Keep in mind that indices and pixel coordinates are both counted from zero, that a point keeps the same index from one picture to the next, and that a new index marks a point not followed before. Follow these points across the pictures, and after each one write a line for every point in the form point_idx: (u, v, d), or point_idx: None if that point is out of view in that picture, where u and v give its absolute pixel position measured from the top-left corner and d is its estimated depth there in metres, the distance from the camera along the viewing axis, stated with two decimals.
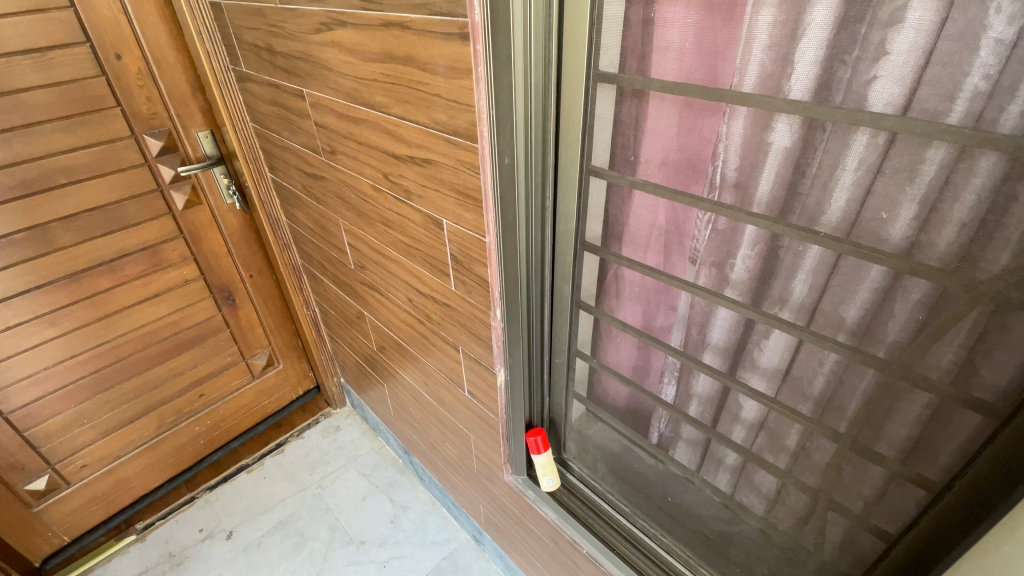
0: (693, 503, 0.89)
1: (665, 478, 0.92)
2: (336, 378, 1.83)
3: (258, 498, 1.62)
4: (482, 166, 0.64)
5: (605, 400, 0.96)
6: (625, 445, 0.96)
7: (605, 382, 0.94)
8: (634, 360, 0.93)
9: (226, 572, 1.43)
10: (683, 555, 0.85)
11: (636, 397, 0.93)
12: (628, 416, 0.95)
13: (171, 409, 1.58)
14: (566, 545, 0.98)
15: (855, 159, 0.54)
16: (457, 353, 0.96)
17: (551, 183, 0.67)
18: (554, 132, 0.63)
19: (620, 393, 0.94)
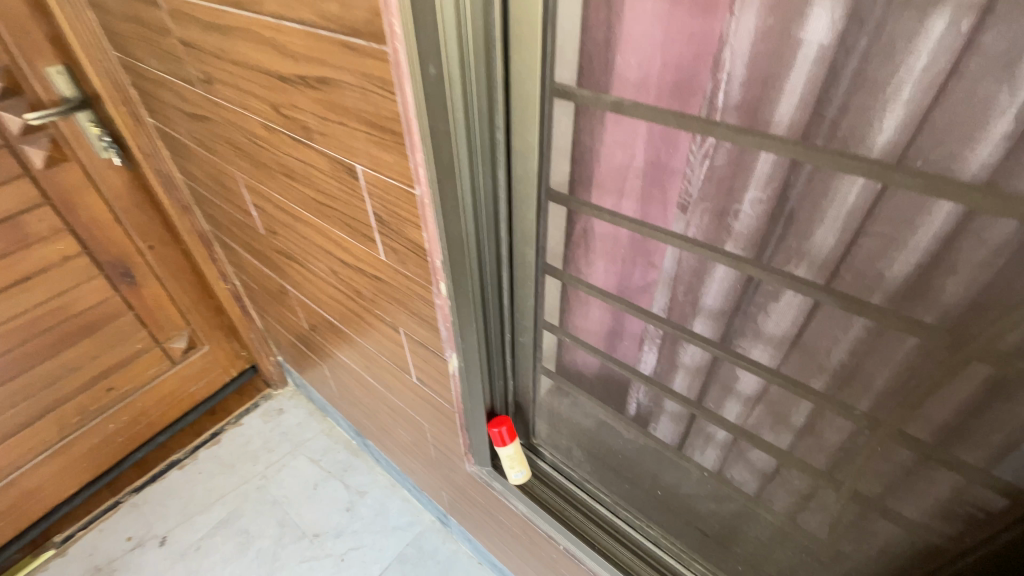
0: (682, 487, 0.77)
1: (647, 461, 0.79)
2: (273, 357, 1.62)
3: (193, 496, 1.42)
4: (398, 83, 0.44)
5: (574, 376, 0.80)
6: (600, 424, 0.82)
7: (574, 354, 0.78)
8: (608, 331, 0.75)
9: None
10: (674, 548, 0.76)
11: (610, 372, 0.77)
12: (597, 390, 0.80)
13: (74, 408, 1.34)
14: (542, 539, 0.86)
15: (927, 54, 0.37)
16: (399, 335, 0.78)
17: (502, 106, 0.47)
18: (503, 29, 0.43)
19: (589, 366, 0.79)
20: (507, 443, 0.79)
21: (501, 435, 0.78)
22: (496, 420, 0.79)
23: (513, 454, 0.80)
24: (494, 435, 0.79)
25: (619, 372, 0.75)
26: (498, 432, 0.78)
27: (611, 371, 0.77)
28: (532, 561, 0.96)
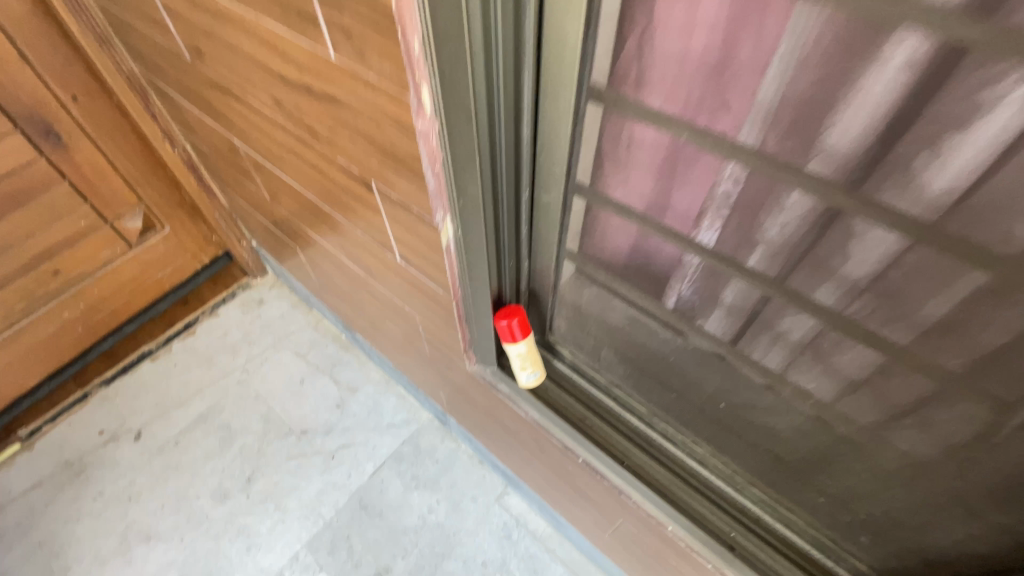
0: (741, 406, 0.59)
1: (694, 371, 0.61)
2: (246, 242, 1.43)
3: (169, 389, 1.31)
4: None
5: (601, 259, 0.59)
6: (633, 321, 0.63)
7: (608, 224, 0.55)
8: (652, 193, 0.49)
9: (140, 478, 1.16)
10: (722, 469, 0.62)
11: (649, 249, 0.54)
12: (631, 276, 0.59)
13: (17, 292, 1.17)
14: (556, 450, 0.72)
15: None
16: (371, 195, 0.58)
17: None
18: None
19: (621, 246, 0.56)
20: (519, 341, 0.62)
21: (510, 330, 0.61)
22: (505, 312, 0.61)
23: (525, 354, 0.63)
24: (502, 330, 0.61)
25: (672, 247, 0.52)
26: (507, 327, 0.61)
27: (649, 244, 0.54)
28: (543, 470, 0.84)
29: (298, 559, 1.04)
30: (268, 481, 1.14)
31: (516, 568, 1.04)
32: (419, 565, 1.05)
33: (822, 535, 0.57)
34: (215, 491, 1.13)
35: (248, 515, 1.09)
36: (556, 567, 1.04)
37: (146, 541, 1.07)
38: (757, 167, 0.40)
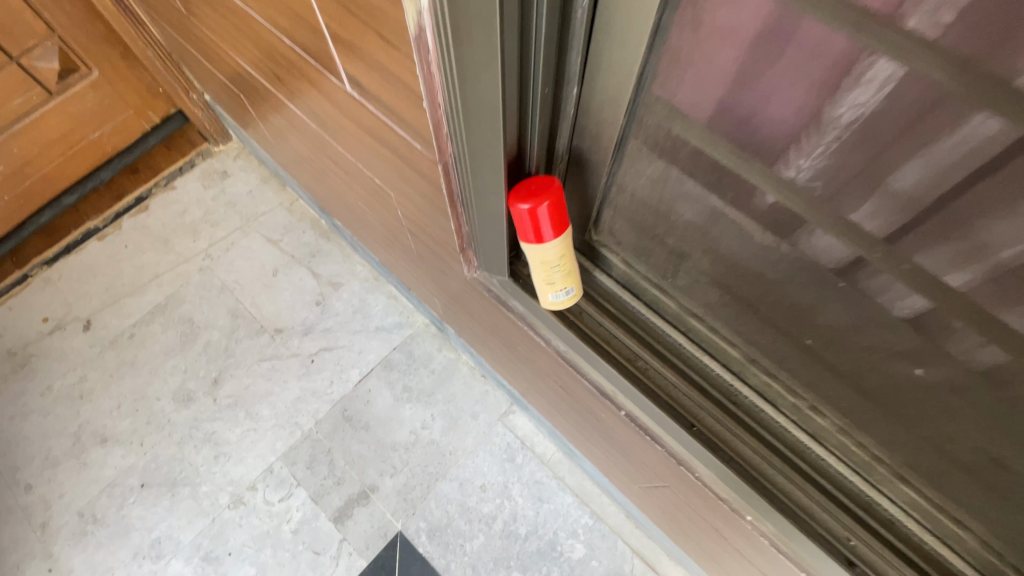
0: (896, 361, 0.35)
1: (822, 298, 0.36)
2: (198, 95, 1.13)
3: (121, 274, 1.12)
4: None
5: (683, 96, 0.32)
6: (721, 211, 0.37)
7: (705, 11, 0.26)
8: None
9: (92, 373, 1.01)
10: (858, 454, 0.39)
11: (769, 78, 0.27)
12: (734, 133, 0.31)
13: None
14: (588, 397, 0.52)
15: None
16: None
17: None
18: None
19: (720, 71, 0.29)
20: (549, 241, 0.38)
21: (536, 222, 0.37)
22: (528, 189, 0.37)
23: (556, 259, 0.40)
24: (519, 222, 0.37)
25: (820, 73, 0.25)
26: (530, 216, 0.37)
27: (764, 70, 0.27)
28: (560, 404, 0.65)
29: (273, 471, 0.91)
30: (237, 385, 0.99)
31: (518, 495, 0.90)
32: (409, 484, 0.91)
33: (1005, 566, 0.35)
34: (177, 392, 0.99)
35: (215, 422, 0.96)
36: (565, 496, 0.90)
37: (102, 444, 0.95)
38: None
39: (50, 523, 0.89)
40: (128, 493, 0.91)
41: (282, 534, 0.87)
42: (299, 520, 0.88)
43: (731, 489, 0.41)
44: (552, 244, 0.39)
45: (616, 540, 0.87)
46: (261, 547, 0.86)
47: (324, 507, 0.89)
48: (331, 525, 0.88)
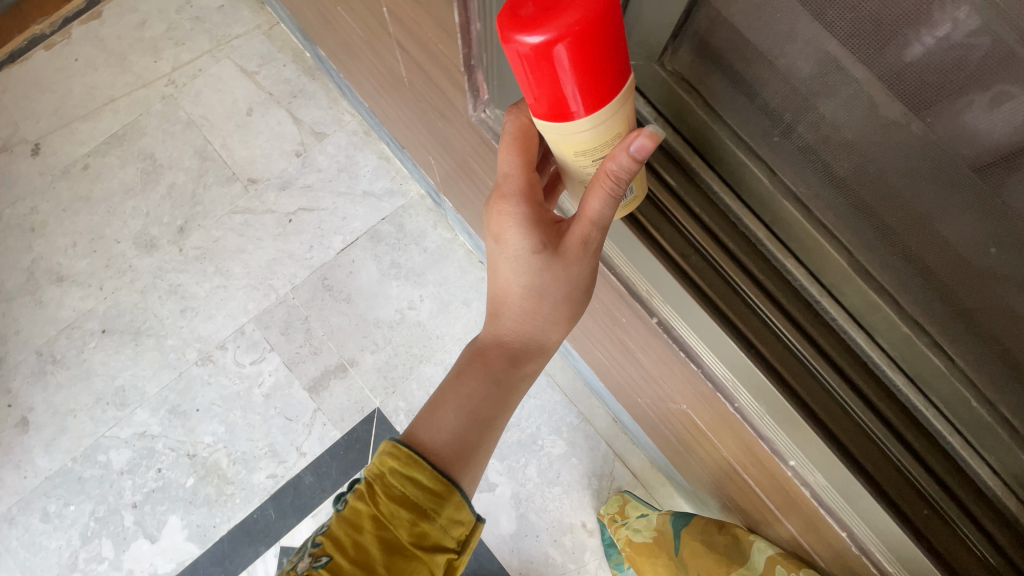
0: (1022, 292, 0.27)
1: (952, 200, 0.28)
2: None
3: (70, 92, 0.95)
4: None
5: None
6: (850, 58, 0.26)
7: None
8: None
9: (44, 205, 0.90)
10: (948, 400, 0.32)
11: None
12: None
13: None
14: (611, 295, 0.43)
15: None
16: None
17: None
18: None
19: None
20: (577, 100, 0.27)
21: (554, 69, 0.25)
22: (539, 5, 0.24)
23: (594, 127, 0.28)
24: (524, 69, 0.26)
25: None
26: (540, 59, 0.24)
27: None
28: None
29: (244, 333, 0.85)
30: (205, 237, 0.88)
31: None
32: (390, 363, 0.85)
33: None
34: (139, 237, 0.88)
35: (181, 273, 0.87)
36: (553, 393, 0.85)
37: (59, 283, 0.87)
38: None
39: (7, 358, 0.85)
40: (89, 338, 0.85)
41: (253, 397, 0.83)
42: (271, 386, 0.83)
43: (766, 411, 0.34)
44: (572, 111, 0.27)
45: (599, 441, 0.83)
46: (230, 406, 0.82)
47: (298, 375, 0.83)
48: (304, 394, 0.83)
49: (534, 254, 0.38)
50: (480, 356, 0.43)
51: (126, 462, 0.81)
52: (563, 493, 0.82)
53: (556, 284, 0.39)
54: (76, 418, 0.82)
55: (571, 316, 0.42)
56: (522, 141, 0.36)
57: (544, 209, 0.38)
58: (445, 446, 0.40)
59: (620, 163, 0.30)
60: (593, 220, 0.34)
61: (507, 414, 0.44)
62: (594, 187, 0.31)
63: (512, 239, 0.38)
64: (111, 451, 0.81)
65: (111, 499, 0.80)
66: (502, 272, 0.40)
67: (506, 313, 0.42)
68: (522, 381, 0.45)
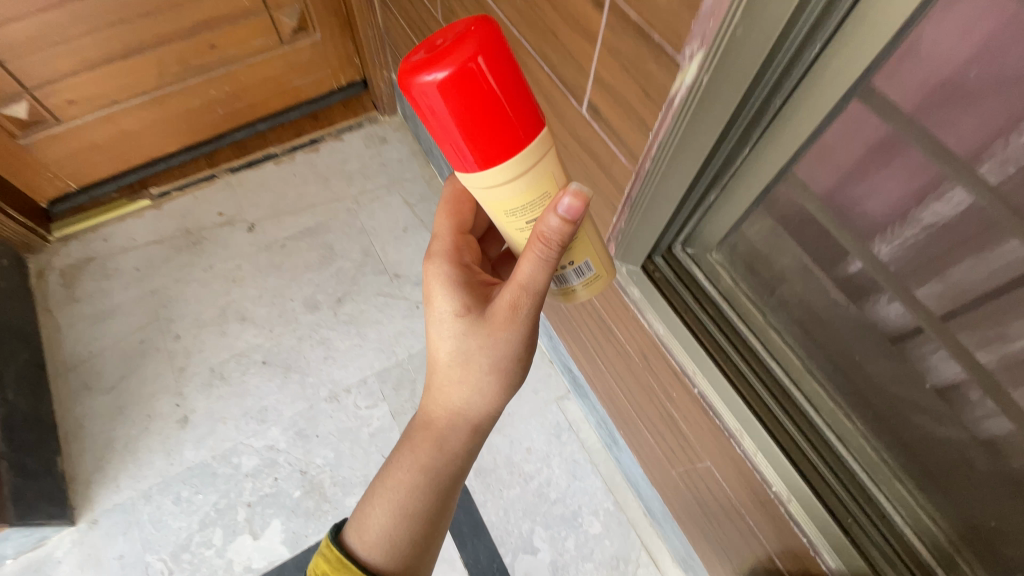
0: (899, 389, 0.53)
1: (857, 340, 0.56)
2: (387, 75, 1.35)
3: (285, 195, 1.36)
4: None
5: (817, 180, 0.51)
6: (812, 268, 0.57)
7: (839, 142, 0.47)
8: (934, 95, 0.40)
9: (246, 265, 1.25)
10: (867, 454, 0.53)
11: (875, 177, 0.48)
12: (844, 210, 0.52)
13: (174, 56, 1.19)
14: (669, 376, 0.69)
15: None
16: (597, 16, 0.50)
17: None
18: None
19: (844, 166, 0.49)
20: (499, 139, 0.40)
21: (465, 115, 0.38)
22: (432, 55, 0.37)
23: (524, 165, 0.41)
24: (445, 122, 0.39)
25: (917, 182, 0.46)
26: (437, 85, 0.37)
27: (878, 167, 0.47)
28: (632, 385, 0.81)
29: (366, 383, 1.10)
30: (354, 308, 1.19)
31: (556, 466, 1.05)
32: None
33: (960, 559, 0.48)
34: (307, 300, 1.20)
35: (331, 330, 1.16)
36: (595, 479, 1.04)
37: (241, 321, 1.18)
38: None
39: (187, 368, 1.12)
40: (251, 365, 1.12)
41: (362, 434, 1.05)
42: (377, 428, 1.06)
43: (761, 451, 0.57)
44: (474, 133, 0.39)
45: (629, 529, 0.99)
46: (342, 438, 1.05)
47: (398, 423, 1.06)
48: None
49: (455, 310, 0.53)
50: (415, 437, 0.58)
51: (253, 466, 1.02)
52: (593, 569, 0.96)
53: (474, 334, 0.52)
54: (225, 424, 1.06)
55: (495, 384, 0.54)
56: (455, 218, 0.58)
57: (471, 287, 0.54)
58: (373, 539, 0.54)
59: (543, 219, 0.43)
60: (523, 284, 0.47)
61: (435, 502, 0.57)
62: (528, 250, 0.45)
63: (442, 299, 0.53)
64: (243, 456, 1.03)
65: (231, 495, 1.00)
66: (435, 332, 0.54)
67: (440, 373, 0.55)
68: (449, 447, 0.57)
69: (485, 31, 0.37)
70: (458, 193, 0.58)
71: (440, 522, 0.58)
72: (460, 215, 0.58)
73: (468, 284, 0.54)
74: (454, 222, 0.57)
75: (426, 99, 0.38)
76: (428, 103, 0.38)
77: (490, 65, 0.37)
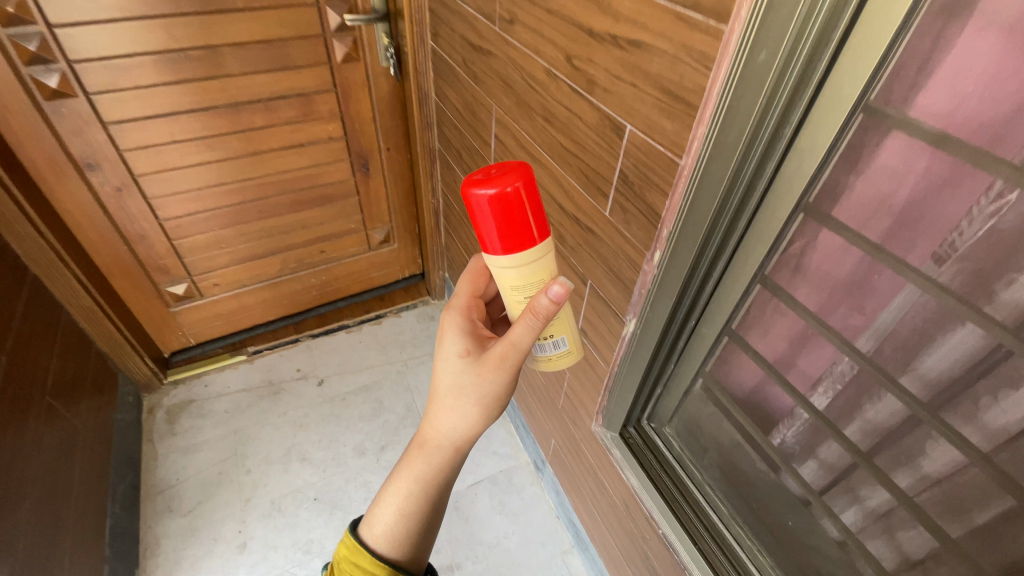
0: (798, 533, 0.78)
1: (767, 497, 0.81)
2: (441, 272, 1.80)
3: (350, 358, 1.71)
4: (707, 101, 0.50)
5: (726, 385, 0.84)
6: (733, 444, 0.85)
7: (733, 364, 0.81)
8: (775, 348, 0.75)
9: (313, 413, 1.55)
10: None
11: (761, 390, 0.80)
12: (747, 407, 0.83)
13: (294, 256, 1.66)
14: (643, 520, 0.93)
15: None
16: (582, 283, 0.87)
17: (828, 57, 0.44)
18: (825, 69, 0.45)
19: (741, 380, 0.82)
20: (520, 237, 0.55)
21: (501, 216, 0.53)
22: (486, 178, 0.53)
23: (531, 257, 0.57)
24: (485, 218, 0.54)
25: (780, 396, 0.78)
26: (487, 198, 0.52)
27: (760, 384, 0.80)
28: (620, 532, 1.03)
29: None
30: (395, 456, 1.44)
31: None
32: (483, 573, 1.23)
33: None
34: (358, 446, 1.46)
35: (373, 474, 1.40)
36: None
37: (302, 461, 1.43)
38: (863, 365, 0.65)
39: (252, 500, 1.34)
40: (305, 500, 1.34)
41: None
42: None
43: None
44: (505, 232, 0.55)
45: None
46: None
47: None
48: None
49: (460, 351, 0.62)
50: (409, 454, 0.63)
51: None
52: None
53: (473, 371, 0.61)
54: (276, 552, 1.25)
55: (482, 418, 0.61)
56: (473, 282, 0.69)
57: (476, 335, 0.64)
58: (382, 532, 0.58)
59: (542, 294, 0.56)
60: (515, 339, 0.58)
61: (432, 516, 0.60)
62: (522, 316, 0.57)
63: (451, 341, 0.63)
64: None
65: None
66: (441, 366, 0.63)
67: (438, 402, 0.62)
68: (437, 470, 0.61)
69: (524, 169, 0.54)
70: (479, 263, 0.70)
71: (430, 533, 0.60)
72: (477, 281, 0.69)
73: (473, 333, 0.64)
74: (472, 285, 0.69)
75: (476, 203, 0.53)
76: (477, 206, 0.53)
77: (525, 189, 0.53)
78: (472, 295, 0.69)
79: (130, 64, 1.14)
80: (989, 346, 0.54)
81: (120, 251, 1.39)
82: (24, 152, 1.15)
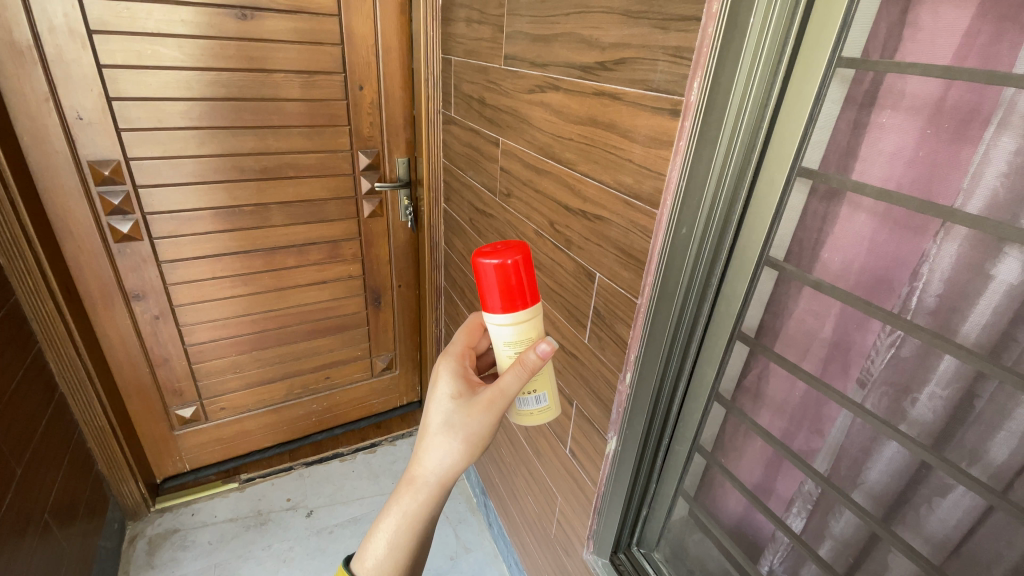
0: None
1: None
2: None
3: (342, 487, 1.70)
4: (651, 257, 0.68)
5: (712, 508, 0.87)
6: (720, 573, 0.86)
7: (715, 486, 0.85)
8: (750, 472, 0.80)
9: (297, 548, 1.50)
10: None
11: (746, 513, 0.83)
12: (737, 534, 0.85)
13: (300, 382, 1.75)
14: None
15: (1002, 285, 0.49)
16: (568, 405, 0.97)
17: (732, 232, 0.62)
18: (732, 238, 0.62)
19: (725, 503, 0.85)
20: (516, 299, 0.66)
21: (501, 280, 0.65)
22: (494, 250, 0.66)
23: (524, 317, 0.68)
24: (488, 283, 0.66)
25: (760, 519, 0.81)
26: (494, 264, 0.64)
27: (741, 507, 0.83)
28: None
29: None
30: None
31: None
32: None
33: None
34: None
35: None
36: None
37: None
38: (824, 487, 0.70)
39: None
40: None
41: None
42: None
43: None
44: (504, 292, 0.66)
45: None
46: None
47: None
48: None
49: (452, 393, 0.68)
50: (398, 491, 0.66)
51: None
52: None
53: (461, 415, 0.66)
54: None
55: (466, 459, 0.66)
56: (469, 330, 0.75)
57: (467, 379, 0.70)
58: (372, 565, 0.63)
59: (531, 352, 0.65)
60: (503, 389, 0.66)
61: (416, 552, 0.65)
62: (511, 368, 0.65)
63: (445, 383, 0.69)
64: None
65: None
66: (433, 405, 0.68)
67: (427, 441, 0.66)
68: (423, 505, 0.65)
69: (522, 246, 0.67)
70: (476, 318, 0.77)
71: (412, 567, 0.65)
72: (472, 333, 0.76)
73: (466, 377, 0.70)
74: (468, 335, 0.75)
75: (483, 269, 0.65)
76: (483, 270, 0.65)
77: (523, 260, 0.66)
78: (467, 344, 0.75)
79: (193, 216, 1.38)
80: (916, 463, 0.61)
81: (142, 373, 1.49)
82: (85, 283, 1.33)
